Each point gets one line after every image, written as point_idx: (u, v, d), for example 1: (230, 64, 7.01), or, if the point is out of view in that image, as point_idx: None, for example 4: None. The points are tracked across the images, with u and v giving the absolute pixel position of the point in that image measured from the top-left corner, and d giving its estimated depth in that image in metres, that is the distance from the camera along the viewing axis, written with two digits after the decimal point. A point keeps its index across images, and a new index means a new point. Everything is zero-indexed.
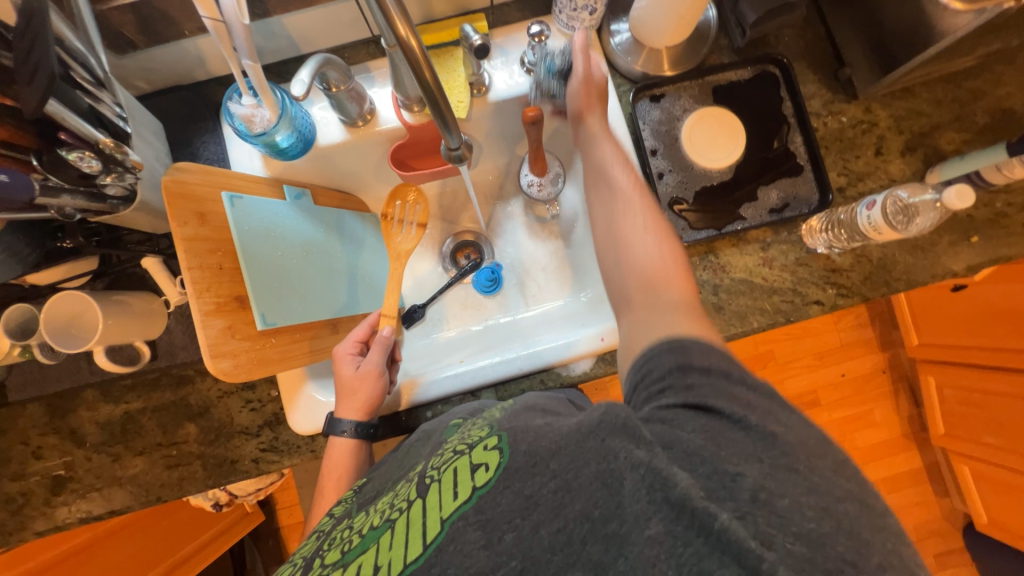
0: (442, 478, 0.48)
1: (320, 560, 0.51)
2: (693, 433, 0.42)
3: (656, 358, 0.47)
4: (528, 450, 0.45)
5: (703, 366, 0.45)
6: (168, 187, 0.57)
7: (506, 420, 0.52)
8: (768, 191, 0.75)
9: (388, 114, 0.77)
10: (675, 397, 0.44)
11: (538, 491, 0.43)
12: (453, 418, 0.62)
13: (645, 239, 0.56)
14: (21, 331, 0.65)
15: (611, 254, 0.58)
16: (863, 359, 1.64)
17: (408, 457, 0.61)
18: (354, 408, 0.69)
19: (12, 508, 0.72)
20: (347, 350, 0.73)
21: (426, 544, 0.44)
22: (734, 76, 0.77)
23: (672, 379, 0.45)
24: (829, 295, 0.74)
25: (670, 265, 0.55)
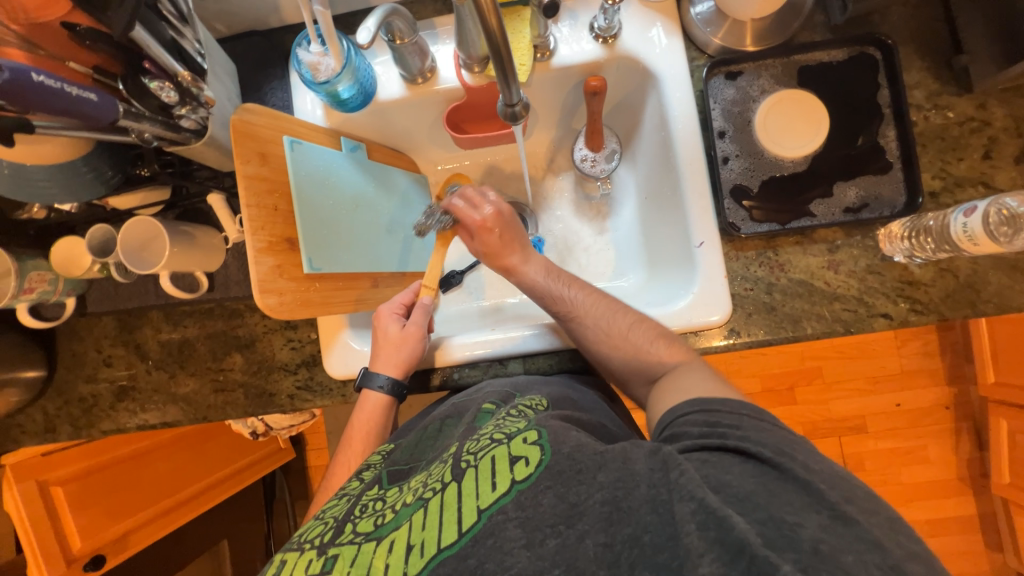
0: (479, 464, 0.47)
1: (353, 527, 0.49)
2: (739, 476, 0.42)
3: (691, 413, 0.50)
4: (572, 454, 0.45)
5: (732, 411, 0.48)
6: (235, 126, 0.60)
7: (545, 419, 0.51)
8: (846, 188, 0.68)
9: (448, 74, 0.77)
10: (713, 441, 0.45)
11: (584, 498, 0.42)
12: (485, 402, 0.62)
13: (627, 334, 0.64)
14: (101, 249, 0.71)
15: (600, 349, 0.65)
16: (924, 390, 1.50)
17: (438, 436, 0.62)
18: (394, 366, 0.71)
19: (84, 406, 0.80)
20: (390, 310, 0.74)
21: (461, 532, 0.43)
22: (826, 57, 0.70)
23: (707, 429, 0.47)
24: (899, 309, 0.67)
25: (651, 350, 0.62)
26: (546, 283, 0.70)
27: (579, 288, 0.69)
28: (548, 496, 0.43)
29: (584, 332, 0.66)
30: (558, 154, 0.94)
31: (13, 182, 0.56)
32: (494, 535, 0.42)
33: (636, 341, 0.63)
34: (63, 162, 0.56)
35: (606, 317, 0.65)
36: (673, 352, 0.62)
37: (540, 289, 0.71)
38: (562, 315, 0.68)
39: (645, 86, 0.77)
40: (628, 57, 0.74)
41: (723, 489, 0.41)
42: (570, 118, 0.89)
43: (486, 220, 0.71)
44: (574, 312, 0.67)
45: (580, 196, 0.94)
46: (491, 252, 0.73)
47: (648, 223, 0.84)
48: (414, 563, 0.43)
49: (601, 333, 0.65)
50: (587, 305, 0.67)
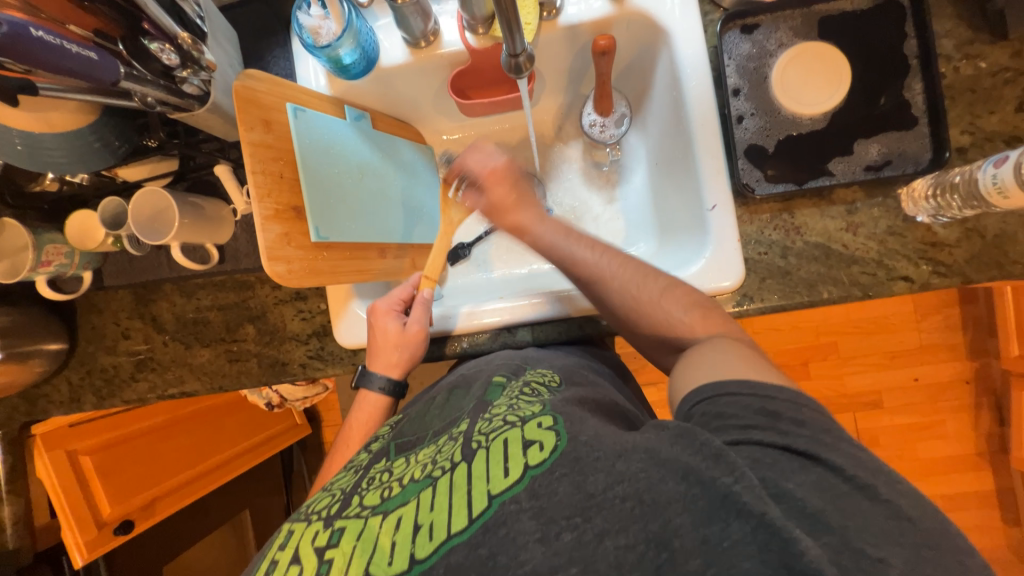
0: (490, 447, 0.47)
1: (358, 500, 0.50)
2: (801, 484, 0.38)
3: (741, 395, 0.44)
4: (590, 442, 0.44)
5: (788, 400, 0.43)
6: (238, 92, 0.60)
7: (561, 405, 0.51)
8: (867, 145, 0.65)
9: (452, 37, 0.75)
10: (768, 437, 0.41)
11: (601, 491, 0.41)
12: (496, 374, 0.62)
13: (659, 299, 0.58)
14: (113, 222, 0.73)
15: (633, 315, 0.59)
16: (942, 365, 1.47)
17: (446, 406, 0.62)
18: (393, 367, 0.72)
19: (106, 376, 0.83)
20: (389, 308, 0.73)
21: (471, 518, 0.42)
22: (849, 6, 0.66)
23: (762, 420, 0.42)
24: (921, 271, 0.65)
25: (686, 317, 0.56)
26: (564, 247, 0.64)
27: (602, 250, 0.62)
28: (564, 484, 0.42)
29: (608, 297, 0.61)
30: (566, 121, 0.92)
31: (26, 155, 0.57)
32: (506, 526, 0.41)
33: (668, 310, 0.57)
34: (71, 131, 0.57)
35: (635, 283, 0.59)
36: (705, 320, 0.56)
37: (555, 254, 0.64)
38: (586, 281, 0.62)
39: (656, 44, 0.73)
40: (638, 13, 0.70)
41: (784, 498, 0.38)
42: (579, 84, 0.86)
43: (497, 169, 0.69)
44: (598, 275, 0.61)
45: (589, 165, 0.92)
46: (498, 209, 0.68)
47: (659, 189, 0.82)
48: (423, 545, 0.42)
49: (629, 300, 0.59)
50: (613, 268, 0.60)
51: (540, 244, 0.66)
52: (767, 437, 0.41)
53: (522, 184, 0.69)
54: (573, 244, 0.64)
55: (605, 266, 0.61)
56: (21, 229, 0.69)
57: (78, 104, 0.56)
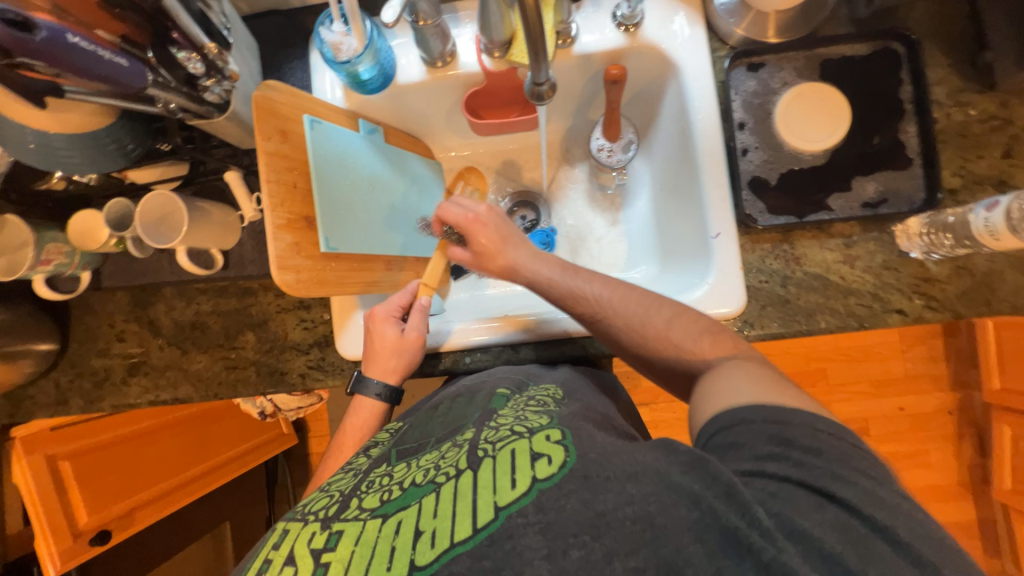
0: (498, 456, 0.47)
1: (358, 502, 0.49)
2: (818, 525, 0.38)
3: (756, 422, 0.45)
4: (599, 461, 0.44)
5: (804, 426, 0.44)
6: (257, 102, 0.61)
7: (567, 419, 0.52)
8: (865, 182, 0.68)
9: (469, 59, 0.77)
10: (782, 470, 0.42)
11: (610, 510, 0.41)
12: (499, 386, 0.63)
13: (664, 330, 0.58)
14: (118, 223, 0.72)
15: (642, 346, 0.59)
16: (927, 396, 1.50)
17: (449, 414, 0.62)
18: (390, 373, 0.71)
19: (96, 380, 0.81)
20: (387, 313, 0.72)
21: (477, 528, 0.42)
22: (849, 51, 0.70)
23: (776, 449, 0.43)
24: (915, 305, 0.67)
25: (696, 344, 0.57)
26: (563, 283, 0.64)
27: (601, 284, 0.62)
28: (572, 500, 0.42)
29: (613, 330, 0.61)
30: (573, 143, 0.94)
31: (37, 154, 0.56)
32: (512, 540, 0.40)
33: (676, 340, 0.58)
34: (87, 133, 0.57)
35: (638, 315, 0.60)
36: (716, 346, 0.56)
37: (555, 291, 0.64)
38: (588, 316, 0.62)
39: (666, 77, 0.76)
40: (649, 46, 0.73)
41: (801, 539, 0.38)
42: (588, 108, 0.88)
43: (480, 216, 0.68)
44: (600, 309, 0.61)
45: (595, 187, 0.94)
46: (485, 256, 0.67)
47: (663, 215, 0.84)
48: (424, 552, 0.41)
49: (634, 332, 0.59)
50: (614, 301, 0.61)
51: (535, 280, 0.65)
52: (779, 470, 0.41)
53: (506, 228, 0.69)
54: (565, 280, 0.64)
55: (605, 299, 0.61)
56: (24, 226, 0.68)
57: (97, 107, 0.57)
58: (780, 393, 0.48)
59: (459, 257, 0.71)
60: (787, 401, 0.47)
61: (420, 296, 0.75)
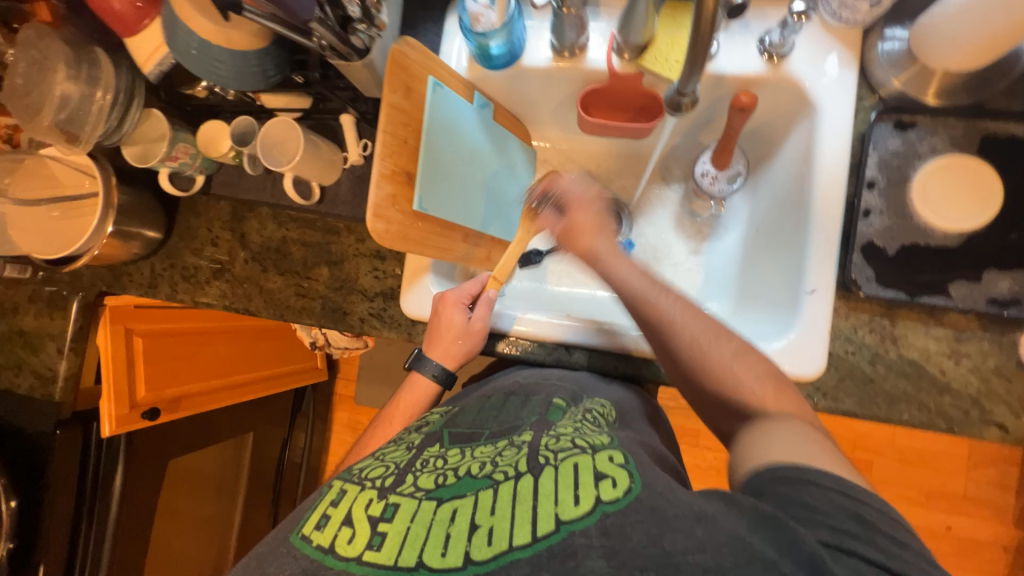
0: (559, 467, 0.48)
1: (413, 480, 0.52)
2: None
3: (833, 492, 0.42)
4: (666, 495, 0.44)
5: (880, 511, 0.41)
6: (393, 55, 0.63)
7: (626, 442, 0.53)
8: (997, 278, 0.61)
9: (597, 56, 0.76)
10: (869, 552, 0.39)
11: (679, 552, 0.39)
12: (555, 396, 0.63)
13: (729, 364, 0.55)
14: (240, 138, 0.78)
15: (699, 372, 0.56)
16: (984, 524, 1.35)
17: (503, 409, 0.63)
18: (450, 359, 0.73)
19: (185, 275, 0.88)
20: (456, 300, 0.73)
21: (536, 537, 0.42)
22: (1019, 131, 0.63)
23: (858, 528, 0.40)
24: (1020, 424, 0.60)
25: (757, 387, 0.54)
26: (638, 285, 0.60)
27: (677, 297, 0.59)
28: (638, 532, 0.41)
29: (675, 347, 0.57)
30: (675, 163, 0.92)
31: (198, 61, 0.62)
32: (575, 558, 0.40)
33: (737, 374, 0.55)
34: (241, 51, 0.62)
35: (705, 339, 0.56)
36: (778, 395, 0.53)
37: (626, 292, 0.61)
38: (654, 325, 0.59)
39: (798, 116, 0.72)
40: (790, 80, 0.69)
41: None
42: (700, 131, 0.86)
43: (588, 195, 0.68)
44: (668, 322, 0.58)
45: (685, 212, 0.91)
46: (575, 233, 0.67)
47: (753, 258, 0.80)
48: (480, 548, 0.43)
49: (695, 354, 0.56)
50: (685, 317, 0.57)
51: (612, 277, 0.63)
52: (868, 553, 0.39)
53: (601, 217, 0.68)
54: (641, 283, 0.60)
55: (678, 315, 0.57)
56: (164, 122, 0.76)
57: (256, 29, 0.61)
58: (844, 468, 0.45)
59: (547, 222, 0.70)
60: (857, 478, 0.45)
61: (488, 289, 0.75)
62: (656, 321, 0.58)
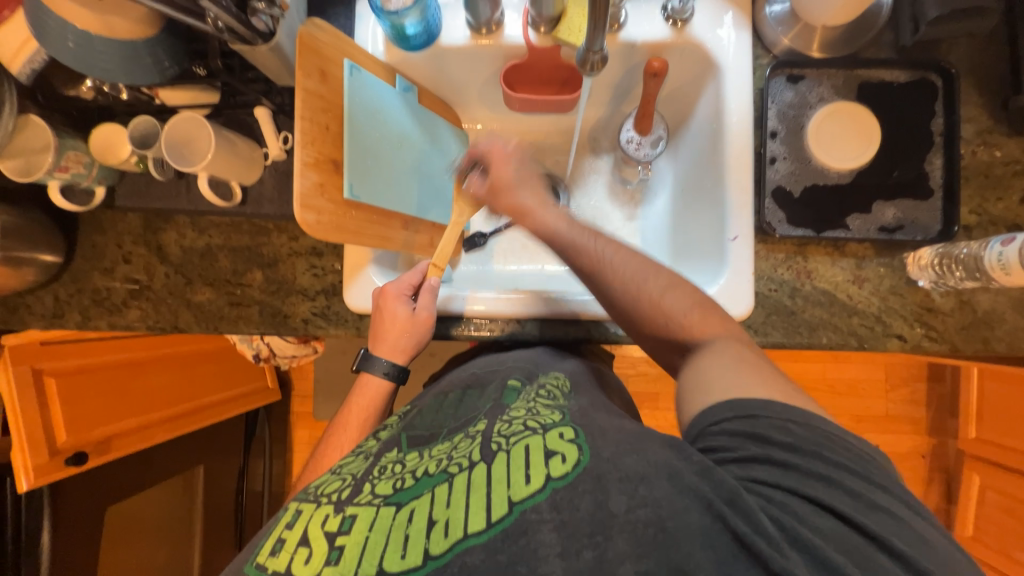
0: (511, 451, 0.48)
1: (370, 488, 0.51)
2: (817, 531, 0.41)
3: (729, 421, 0.47)
4: (612, 460, 0.46)
5: (770, 421, 0.46)
6: (301, 38, 0.60)
7: (578, 415, 0.54)
8: (884, 208, 0.69)
9: (514, 32, 0.77)
10: (772, 474, 0.44)
11: (621, 512, 0.42)
12: (510, 377, 0.65)
13: (661, 298, 0.59)
14: (141, 141, 0.72)
15: (638, 311, 0.59)
16: (904, 436, 1.53)
17: (460, 406, 0.64)
18: (400, 352, 0.72)
19: (97, 298, 0.80)
20: (397, 292, 0.72)
21: (491, 522, 0.43)
22: (889, 76, 0.71)
23: (758, 450, 0.45)
24: (914, 333, 0.69)
25: (691, 317, 0.58)
26: (566, 233, 0.62)
27: (605, 242, 0.61)
28: (587, 501, 0.43)
29: (608, 289, 0.60)
30: (603, 134, 0.95)
31: (74, 55, 0.56)
32: (527, 535, 0.42)
33: (668, 307, 0.58)
34: (127, 41, 0.57)
35: (636, 278, 0.59)
36: (705, 323, 0.58)
37: (556, 242, 0.63)
38: (586, 269, 0.61)
39: (706, 77, 0.77)
40: (694, 44, 0.74)
41: (804, 546, 0.40)
42: (622, 101, 0.89)
43: (506, 150, 0.67)
44: (598, 264, 0.60)
45: (616, 180, 0.94)
46: (498, 191, 0.66)
47: (681, 215, 0.85)
48: (437, 541, 0.43)
49: (629, 296, 0.59)
50: (615, 260, 0.60)
51: (542, 229, 0.63)
52: (769, 475, 0.44)
53: (524, 170, 0.67)
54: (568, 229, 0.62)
55: (611, 257, 0.60)
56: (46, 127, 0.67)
57: (141, 16, 0.56)
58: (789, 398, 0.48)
59: (473, 187, 0.70)
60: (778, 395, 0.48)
61: (429, 277, 0.73)
62: (590, 266, 0.60)
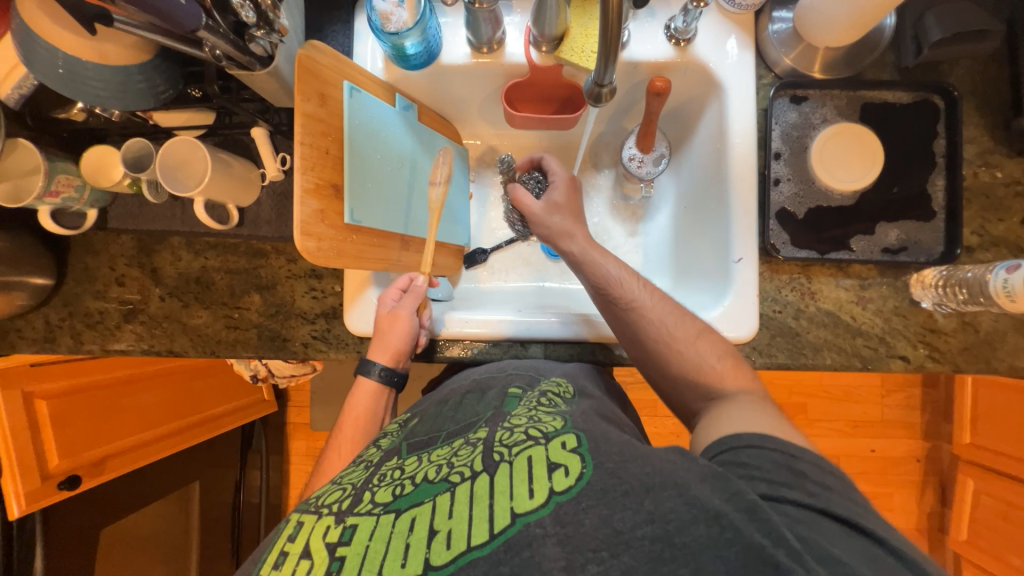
0: (514, 462, 0.47)
1: (370, 496, 0.50)
2: (848, 551, 0.39)
3: (766, 449, 0.46)
4: (616, 473, 0.44)
5: (811, 463, 0.45)
6: (300, 61, 0.59)
7: (580, 421, 0.53)
8: (887, 229, 0.70)
9: (515, 49, 0.76)
10: (801, 497, 0.42)
11: (628, 528, 0.40)
12: (512, 384, 0.64)
13: (670, 322, 0.61)
14: (134, 163, 0.70)
15: (645, 337, 0.61)
16: (900, 441, 1.54)
17: (460, 410, 0.62)
18: (387, 353, 0.70)
19: (89, 321, 0.78)
20: (389, 295, 0.74)
21: (493, 534, 0.42)
22: (891, 97, 0.71)
23: (792, 479, 0.44)
24: (918, 354, 0.69)
25: (691, 339, 0.60)
26: (612, 268, 0.66)
27: (621, 266, 0.66)
28: (591, 515, 0.42)
29: (642, 328, 0.62)
30: (604, 150, 0.94)
31: (65, 79, 0.54)
32: (531, 548, 0.41)
33: (671, 330, 0.61)
34: (120, 64, 0.55)
35: (671, 318, 0.62)
36: (711, 347, 0.60)
37: (601, 274, 0.66)
38: (602, 293, 0.65)
39: (709, 96, 0.77)
40: (697, 63, 0.73)
41: (833, 564, 0.37)
42: (624, 116, 0.88)
43: (572, 180, 0.75)
44: (637, 304, 0.63)
45: (618, 196, 0.94)
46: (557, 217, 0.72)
47: (683, 232, 0.85)
48: (438, 553, 0.42)
49: (637, 317, 0.62)
50: (629, 280, 0.65)
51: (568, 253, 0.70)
52: (797, 496, 0.42)
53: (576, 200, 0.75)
54: (593, 253, 0.68)
55: (620, 279, 0.65)
56: (35, 151, 0.65)
57: (134, 40, 0.54)
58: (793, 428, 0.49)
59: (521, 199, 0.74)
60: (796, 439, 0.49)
61: (417, 277, 0.75)
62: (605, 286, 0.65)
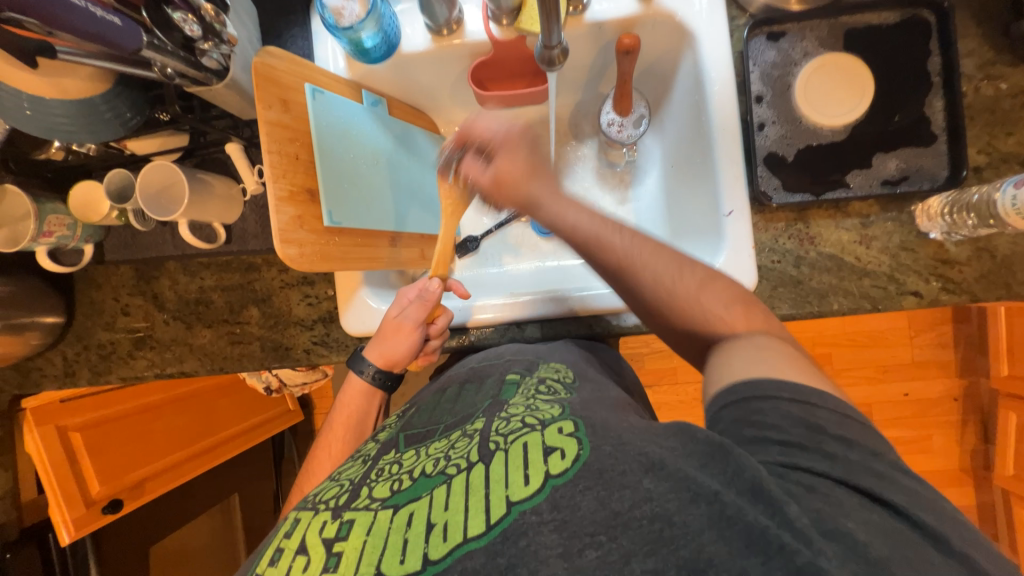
0: (510, 450, 0.47)
1: (368, 492, 0.51)
2: (865, 524, 0.37)
3: (782, 399, 0.43)
4: (614, 454, 0.44)
5: (831, 411, 0.42)
6: (257, 68, 0.58)
7: (579, 409, 0.52)
8: (885, 160, 0.66)
9: (475, 27, 0.74)
10: (817, 464, 0.40)
11: (626, 510, 0.41)
12: (509, 370, 0.64)
13: (702, 297, 0.52)
14: (118, 194, 0.71)
15: (672, 314, 0.53)
16: (933, 382, 1.48)
17: (458, 401, 0.63)
18: (382, 355, 0.70)
19: (102, 353, 0.81)
20: (408, 295, 0.72)
21: (490, 524, 0.42)
22: (876, 19, 0.66)
23: (807, 436, 0.41)
24: (930, 287, 0.66)
25: (731, 316, 0.52)
26: (589, 226, 0.55)
27: (630, 237, 0.55)
28: (587, 499, 0.42)
29: (640, 288, 0.54)
30: (583, 119, 0.92)
31: (33, 120, 0.55)
32: (526, 537, 0.41)
33: (706, 305, 0.52)
34: (83, 99, 0.56)
35: (669, 275, 0.53)
36: (747, 318, 0.51)
37: (577, 237, 0.56)
38: (613, 268, 0.55)
39: (682, 48, 0.73)
40: (665, 14, 0.70)
41: (841, 538, 0.36)
42: (598, 82, 0.86)
43: (513, 134, 0.61)
44: (626, 262, 0.54)
45: (604, 165, 0.92)
46: (507, 179, 0.59)
47: (674, 192, 0.82)
48: (436, 546, 0.42)
49: (660, 292, 0.53)
50: (644, 255, 0.54)
51: (557, 220, 0.57)
52: (813, 464, 0.40)
53: (540, 153, 0.61)
54: (588, 223, 0.56)
55: (633, 253, 0.54)
56: (23, 195, 0.67)
57: (91, 73, 0.55)
58: (809, 375, 0.45)
59: (474, 173, 0.62)
60: (811, 381, 0.45)
61: (431, 282, 0.70)
62: (613, 259, 0.54)
